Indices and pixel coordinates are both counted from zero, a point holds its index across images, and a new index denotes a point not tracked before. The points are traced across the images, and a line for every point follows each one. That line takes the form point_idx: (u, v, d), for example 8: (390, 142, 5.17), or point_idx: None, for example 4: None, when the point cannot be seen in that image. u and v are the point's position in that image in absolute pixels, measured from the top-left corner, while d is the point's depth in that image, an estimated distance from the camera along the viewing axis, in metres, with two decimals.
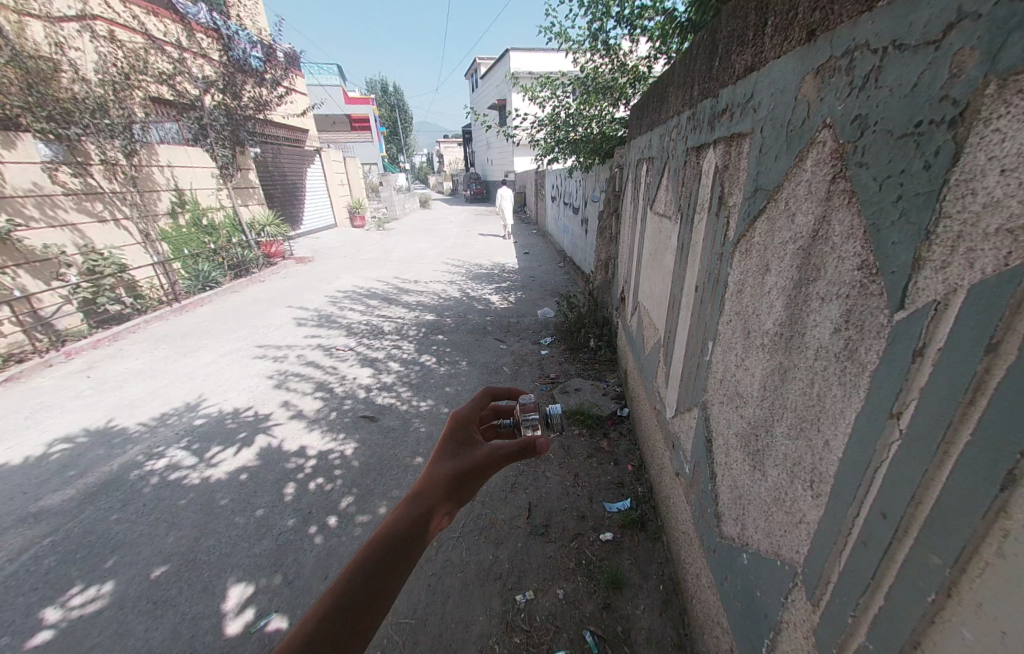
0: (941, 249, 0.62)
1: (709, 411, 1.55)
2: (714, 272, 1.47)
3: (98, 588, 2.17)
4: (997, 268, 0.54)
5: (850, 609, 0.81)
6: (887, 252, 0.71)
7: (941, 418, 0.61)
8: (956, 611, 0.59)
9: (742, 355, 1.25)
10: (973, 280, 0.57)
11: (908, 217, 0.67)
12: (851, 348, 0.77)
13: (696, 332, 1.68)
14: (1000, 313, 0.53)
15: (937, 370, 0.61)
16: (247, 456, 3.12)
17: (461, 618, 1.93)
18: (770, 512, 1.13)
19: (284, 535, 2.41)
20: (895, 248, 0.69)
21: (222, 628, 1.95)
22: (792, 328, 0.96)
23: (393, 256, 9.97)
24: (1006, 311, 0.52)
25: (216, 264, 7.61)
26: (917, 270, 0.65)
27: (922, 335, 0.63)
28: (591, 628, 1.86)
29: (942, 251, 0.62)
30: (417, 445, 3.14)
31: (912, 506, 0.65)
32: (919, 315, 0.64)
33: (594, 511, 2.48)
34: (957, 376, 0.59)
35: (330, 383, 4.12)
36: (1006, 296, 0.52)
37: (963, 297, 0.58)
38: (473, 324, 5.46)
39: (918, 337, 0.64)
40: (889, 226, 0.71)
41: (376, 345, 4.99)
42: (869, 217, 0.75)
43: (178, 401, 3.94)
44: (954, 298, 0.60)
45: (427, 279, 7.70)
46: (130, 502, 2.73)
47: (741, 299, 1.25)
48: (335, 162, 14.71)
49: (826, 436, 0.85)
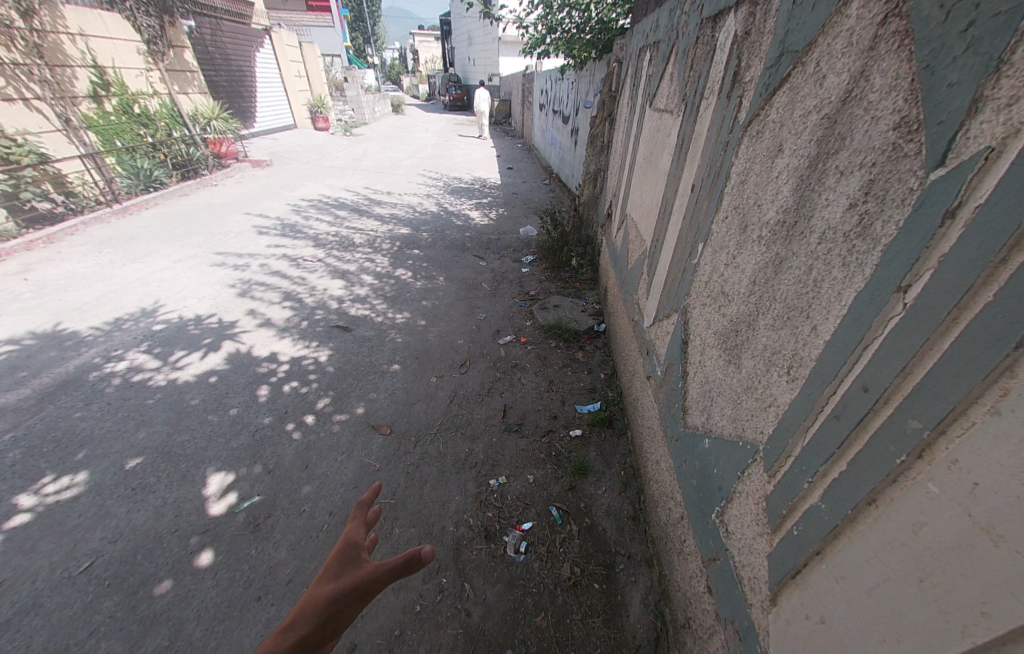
0: (1008, 87, 0.54)
1: (689, 314, 1.53)
2: (714, 165, 1.38)
3: (71, 478, 2.14)
4: None
5: (808, 476, 0.85)
6: (936, 101, 0.63)
7: (959, 283, 0.58)
8: (924, 470, 0.62)
9: (733, 251, 1.20)
10: None
11: (975, 52, 0.58)
12: (867, 222, 0.74)
13: (686, 234, 1.61)
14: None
15: (966, 234, 0.58)
16: (215, 360, 3.01)
17: (439, 498, 2.06)
18: (740, 399, 1.14)
19: (261, 432, 2.42)
20: (951, 91, 0.61)
21: (205, 509, 1.99)
22: (799, 213, 0.92)
23: (362, 164, 9.08)
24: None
25: (158, 161, 6.63)
26: (972, 114, 0.57)
27: (961, 193, 0.58)
28: (557, 505, 2.03)
29: (1009, 88, 0.54)
30: (393, 354, 3.11)
31: (901, 375, 0.66)
32: (962, 170, 0.58)
33: (566, 412, 2.60)
34: (992, 234, 0.55)
35: (299, 293, 3.90)
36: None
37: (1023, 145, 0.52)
38: (451, 239, 5.21)
39: (954, 197, 0.59)
40: (947, 68, 0.61)
41: (346, 257, 4.70)
42: (922, 61, 0.65)
43: (132, 306, 3.67)
44: (1013, 143, 0.53)
45: (401, 191, 7.12)
46: (93, 401, 2.63)
47: (742, 191, 1.18)
48: (290, 50, 12.69)
49: (816, 321, 0.85)
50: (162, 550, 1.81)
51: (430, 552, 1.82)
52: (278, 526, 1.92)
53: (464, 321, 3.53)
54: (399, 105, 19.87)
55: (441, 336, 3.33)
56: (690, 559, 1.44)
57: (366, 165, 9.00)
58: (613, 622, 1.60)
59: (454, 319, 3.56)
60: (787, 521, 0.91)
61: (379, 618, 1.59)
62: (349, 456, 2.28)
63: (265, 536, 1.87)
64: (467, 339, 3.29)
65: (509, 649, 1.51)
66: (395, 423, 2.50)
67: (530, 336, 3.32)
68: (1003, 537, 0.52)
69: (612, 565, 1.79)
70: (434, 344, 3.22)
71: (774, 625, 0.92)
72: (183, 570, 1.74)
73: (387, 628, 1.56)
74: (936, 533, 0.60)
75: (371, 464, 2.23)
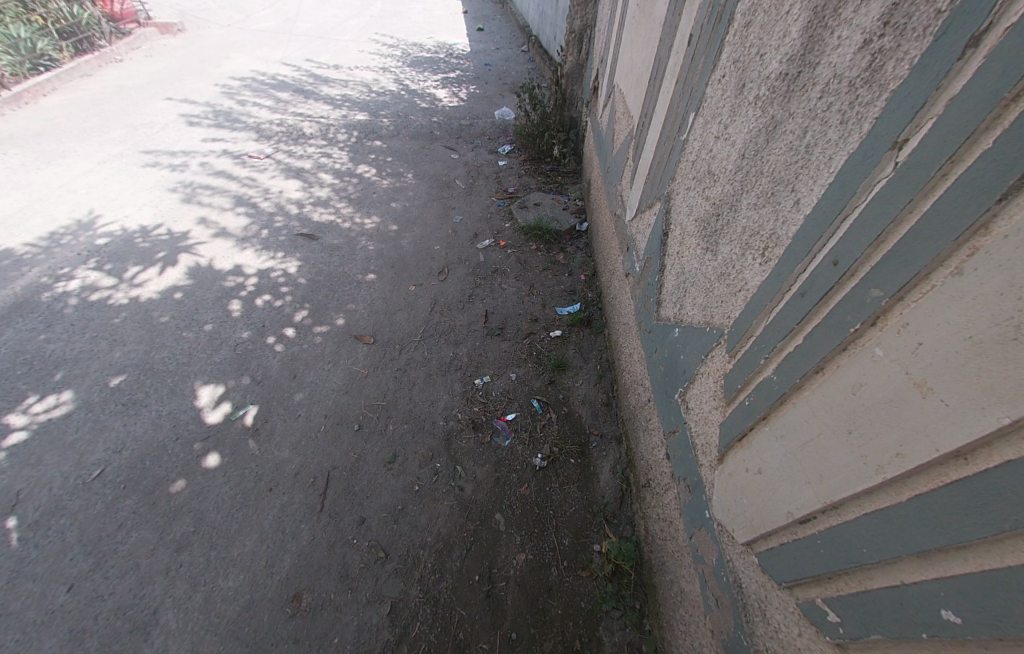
0: None
1: (672, 199, 1.48)
2: (718, 8, 1.19)
3: (56, 396, 2.15)
4: None
5: (765, 352, 0.89)
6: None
7: (963, 127, 0.51)
8: (875, 337, 0.63)
9: (727, 119, 1.10)
10: None
11: None
12: (878, 64, 0.64)
13: (677, 108, 1.48)
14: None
15: (983, 68, 0.48)
16: (175, 274, 2.84)
17: (428, 396, 2.20)
18: (711, 288, 1.17)
19: (242, 345, 2.41)
20: None
21: (201, 417, 2.08)
22: (804, 62, 0.80)
23: (299, 27, 7.52)
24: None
25: (37, 28, 5.31)
26: None
27: (994, 11, 0.47)
28: (538, 397, 2.21)
29: None
30: (367, 263, 2.99)
31: (874, 246, 0.63)
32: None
33: (546, 314, 2.66)
34: (1014, 62, 0.45)
35: (252, 198, 3.55)
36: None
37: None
38: (417, 126, 4.64)
39: (985, 17, 0.48)
40: None
41: (299, 152, 4.18)
42: None
43: (64, 218, 3.29)
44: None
45: (351, 65, 6.06)
46: (55, 322, 2.51)
47: (746, 36, 1.03)
48: None
49: (799, 194, 0.81)
50: (169, 456, 1.92)
51: (423, 443, 2.00)
52: (276, 428, 2.04)
53: (440, 225, 3.35)
54: None
55: (416, 242, 3.18)
56: (654, 434, 1.63)
57: (303, 28, 7.46)
58: (586, 486, 1.87)
59: (428, 222, 3.37)
60: (740, 394, 1.00)
61: (383, 497, 1.81)
62: (335, 365, 2.34)
63: (266, 439, 2.00)
64: (444, 245, 3.16)
65: (497, 512, 1.78)
66: (379, 332, 2.52)
67: (510, 239, 3.22)
68: (932, 389, 0.54)
69: (586, 444, 2.03)
70: (409, 251, 3.10)
71: (718, 478, 1.09)
72: (194, 471, 1.88)
73: (391, 505, 1.79)
74: (873, 391, 0.63)
75: (359, 371, 2.31)
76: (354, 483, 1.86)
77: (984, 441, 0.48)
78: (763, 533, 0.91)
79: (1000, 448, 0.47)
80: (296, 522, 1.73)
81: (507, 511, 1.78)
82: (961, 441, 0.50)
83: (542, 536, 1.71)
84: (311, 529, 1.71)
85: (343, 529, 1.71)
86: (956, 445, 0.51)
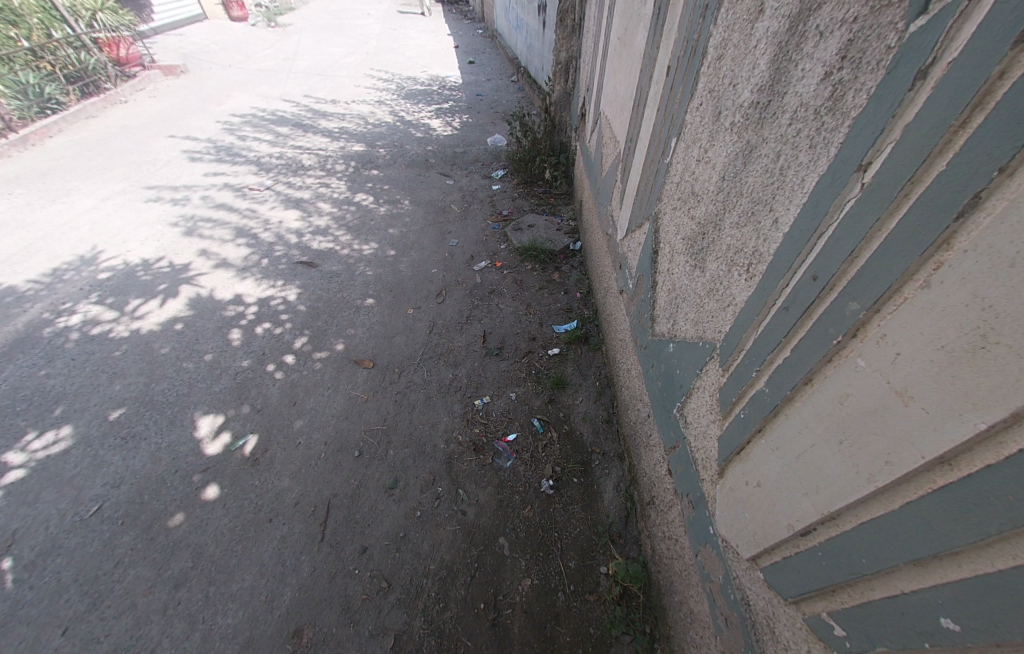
0: None
1: (660, 219, 1.53)
2: (692, 40, 1.26)
3: (55, 432, 2.14)
4: None
5: (756, 365, 0.91)
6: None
7: (919, 151, 0.55)
8: (856, 348, 0.65)
9: (706, 143, 1.16)
10: None
11: None
12: (839, 94, 0.68)
13: (659, 132, 1.54)
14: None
15: (933, 97, 0.53)
16: (176, 306, 2.87)
17: (428, 419, 2.19)
18: (701, 303, 1.19)
19: (242, 374, 2.42)
20: None
21: (201, 449, 2.07)
22: (772, 92, 0.86)
23: (297, 65, 7.83)
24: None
25: (45, 74, 5.52)
26: None
27: (937, 46, 0.52)
28: (539, 416, 2.20)
29: None
30: (366, 288, 3.03)
31: (848, 261, 0.66)
32: (946, 13, 0.51)
33: (543, 332, 2.68)
34: (960, 93, 0.49)
35: (252, 229, 3.62)
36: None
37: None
38: (412, 155, 4.78)
39: (930, 53, 0.53)
40: None
41: (297, 183, 4.29)
42: None
43: (67, 254, 3.35)
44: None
45: (348, 99, 6.28)
46: (56, 357, 2.53)
47: (719, 68, 1.09)
48: None
49: (777, 213, 0.84)
50: (168, 489, 1.91)
51: (425, 467, 1.99)
52: (276, 457, 2.03)
53: (436, 249, 3.41)
54: None
55: (413, 266, 3.24)
56: (655, 450, 1.63)
57: (301, 66, 7.76)
58: (590, 506, 1.85)
59: (425, 247, 3.43)
60: (736, 407, 1.01)
61: (385, 524, 1.79)
62: (335, 390, 2.35)
63: (266, 468, 1.99)
64: (441, 267, 3.22)
65: (501, 536, 1.75)
66: (378, 356, 2.54)
67: (505, 260, 3.27)
68: (913, 397, 0.56)
69: (589, 462, 2.01)
70: (407, 275, 3.15)
71: (720, 492, 1.08)
72: (193, 504, 1.86)
73: (392, 532, 1.77)
74: (859, 400, 0.65)
75: (359, 396, 2.31)
76: (355, 510, 1.84)
77: (966, 447, 0.50)
78: (766, 547, 0.90)
79: (981, 453, 0.49)
80: (296, 553, 1.70)
81: (511, 535, 1.75)
82: (945, 447, 0.52)
83: (548, 559, 1.68)
84: (312, 560, 1.68)
85: (344, 559, 1.68)
86: (941, 452, 0.53)
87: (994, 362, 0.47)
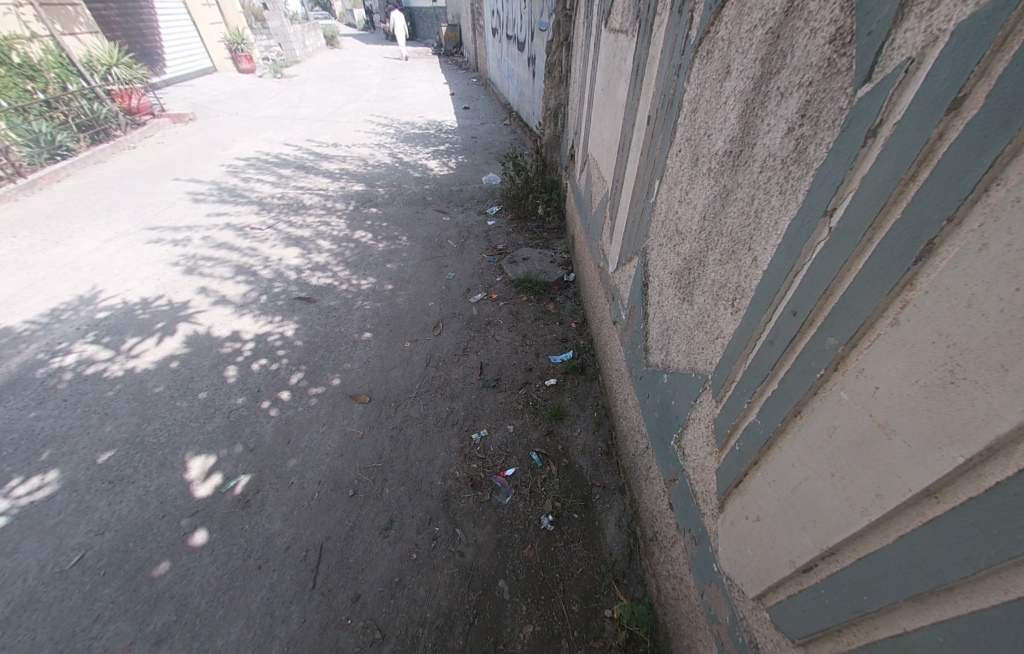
0: None
1: (648, 254, 1.58)
2: (669, 92, 1.35)
3: (41, 478, 2.09)
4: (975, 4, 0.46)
5: (747, 397, 0.92)
6: (869, 6, 0.60)
7: (876, 202, 0.59)
8: (838, 381, 0.67)
9: (687, 186, 1.22)
10: (960, 19, 0.48)
11: None
12: (801, 147, 0.74)
13: (643, 173, 1.62)
14: (978, 57, 0.46)
15: (883, 153, 0.58)
16: (172, 344, 2.88)
17: (425, 456, 2.15)
18: (692, 335, 1.21)
19: (236, 412, 2.40)
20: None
21: (191, 491, 2.01)
22: (743, 143, 0.92)
23: (301, 112, 8.22)
24: (986, 51, 0.45)
25: (58, 123, 5.72)
26: (899, 22, 0.55)
27: (882, 110, 0.58)
28: (537, 450, 2.17)
29: None
30: (363, 322, 3.06)
31: (823, 299, 0.69)
32: (887, 81, 0.57)
33: (540, 363, 2.69)
34: (907, 151, 0.55)
35: (252, 266, 3.68)
36: (991, 31, 0.44)
37: (942, 47, 0.50)
38: (409, 193, 4.95)
39: (877, 115, 0.59)
40: None
41: (298, 221, 4.41)
42: None
43: (67, 295, 3.38)
44: (931, 51, 0.51)
45: (349, 142, 6.57)
46: (47, 399, 2.50)
47: (694, 119, 1.17)
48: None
49: (755, 253, 0.88)
50: (154, 535, 1.84)
51: (421, 506, 1.94)
52: (268, 499, 1.98)
53: (433, 283, 3.47)
54: (334, 37, 17.38)
55: (410, 300, 3.28)
56: (655, 483, 1.61)
57: (305, 113, 8.16)
58: (592, 544, 1.79)
59: (422, 281, 3.49)
60: (730, 439, 1.01)
61: (379, 568, 1.72)
62: (329, 427, 2.32)
63: (257, 511, 1.93)
64: (438, 301, 3.26)
65: (500, 578, 1.68)
66: (374, 391, 2.53)
67: (501, 292, 3.32)
68: (895, 431, 0.57)
69: (589, 496, 1.97)
70: (404, 309, 3.18)
71: (722, 527, 1.06)
72: (179, 551, 1.79)
73: (387, 577, 1.70)
74: (845, 433, 0.66)
75: (354, 432, 2.28)
76: (348, 554, 1.77)
77: (949, 480, 0.51)
78: (770, 585, 0.88)
79: (963, 487, 0.50)
80: (285, 604, 1.63)
81: (510, 577, 1.69)
82: (930, 480, 0.53)
83: (550, 603, 1.62)
84: (302, 610, 1.61)
85: (336, 608, 1.61)
86: (925, 485, 0.54)
87: (965, 397, 0.49)
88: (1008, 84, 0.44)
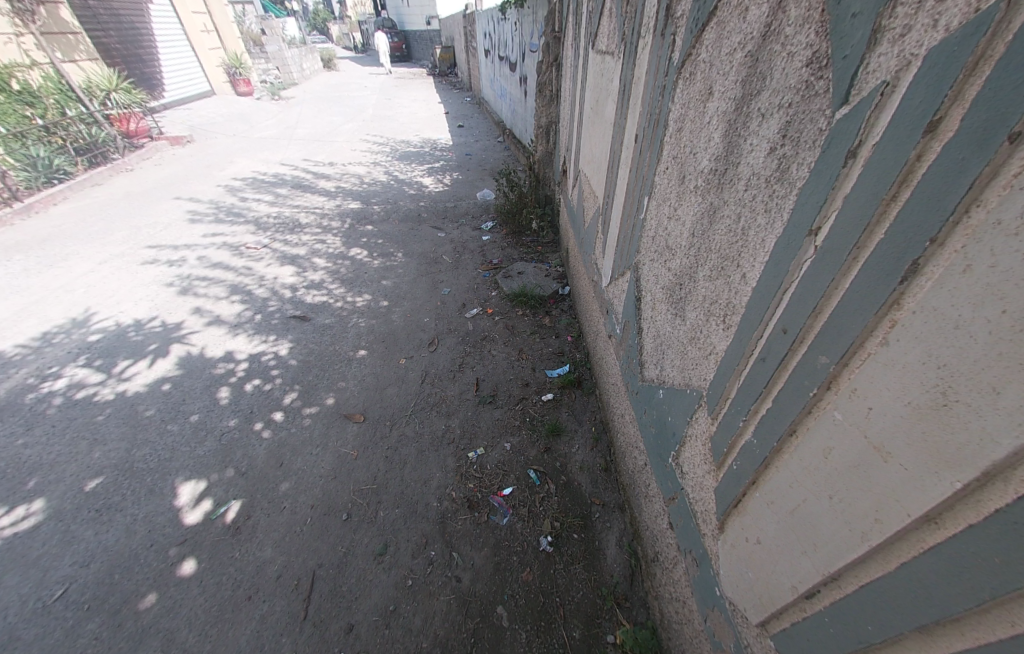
0: (905, 11, 0.52)
1: (640, 269, 1.57)
2: (655, 110, 1.37)
3: (26, 507, 2.03)
4: (943, 32, 0.47)
5: (742, 414, 0.90)
6: (842, 31, 0.61)
7: (860, 222, 0.59)
8: (832, 400, 0.66)
9: (675, 202, 1.22)
10: (933, 43, 0.48)
11: None
12: (784, 166, 0.74)
13: (633, 189, 1.63)
14: (951, 80, 0.46)
15: (865, 174, 0.58)
16: (165, 365, 2.85)
17: (420, 476, 2.11)
18: (685, 351, 1.20)
19: (228, 435, 2.35)
20: (854, 24, 0.59)
21: (180, 519, 1.96)
22: (727, 162, 0.92)
23: (298, 133, 8.34)
24: (958, 75, 0.45)
25: (56, 147, 5.76)
26: (873, 46, 0.56)
27: (861, 131, 0.58)
28: (535, 467, 2.13)
29: (905, 14, 0.52)
30: (358, 339, 3.04)
31: (812, 317, 0.69)
32: (865, 103, 0.57)
33: (537, 377, 2.67)
34: (886, 172, 0.55)
35: (247, 285, 3.67)
36: (962, 55, 0.45)
37: (915, 70, 0.50)
38: (405, 210, 4.98)
39: (856, 136, 0.59)
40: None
41: (293, 240, 4.41)
42: None
43: (59, 318, 3.35)
44: (905, 74, 0.52)
45: (345, 161, 6.65)
46: (35, 425, 2.45)
47: (680, 138, 1.18)
48: (217, 11, 11.19)
49: (745, 269, 0.88)
50: (140, 566, 1.78)
51: (417, 529, 1.89)
52: (259, 525, 1.93)
53: (428, 299, 3.46)
54: (331, 59, 17.79)
55: (405, 316, 3.26)
56: (654, 501, 1.57)
57: (302, 133, 8.27)
58: (592, 565, 1.75)
59: (417, 297, 3.48)
60: (727, 458, 0.99)
61: (374, 596, 1.67)
62: (323, 449, 2.27)
63: (248, 538, 1.88)
64: (434, 317, 3.25)
65: (499, 604, 1.63)
66: (369, 410, 2.49)
67: (497, 307, 3.32)
68: (889, 453, 0.56)
69: (588, 515, 1.93)
70: (399, 325, 3.16)
71: (722, 549, 1.03)
72: (167, 582, 1.73)
73: (382, 605, 1.64)
74: (841, 454, 0.64)
75: (348, 453, 2.24)
76: (342, 581, 1.72)
77: (947, 504, 0.50)
78: (773, 611, 0.85)
79: (963, 512, 0.49)
80: (276, 636, 1.57)
81: (509, 603, 1.64)
82: (929, 504, 0.52)
83: (550, 630, 1.56)
84: (294, 642, 1.55)
85: (329, 640, 1.55)
86: (924, 510, 0.53)
87: (957, 420, 0.48)
88: (981, 106, 0.44)
